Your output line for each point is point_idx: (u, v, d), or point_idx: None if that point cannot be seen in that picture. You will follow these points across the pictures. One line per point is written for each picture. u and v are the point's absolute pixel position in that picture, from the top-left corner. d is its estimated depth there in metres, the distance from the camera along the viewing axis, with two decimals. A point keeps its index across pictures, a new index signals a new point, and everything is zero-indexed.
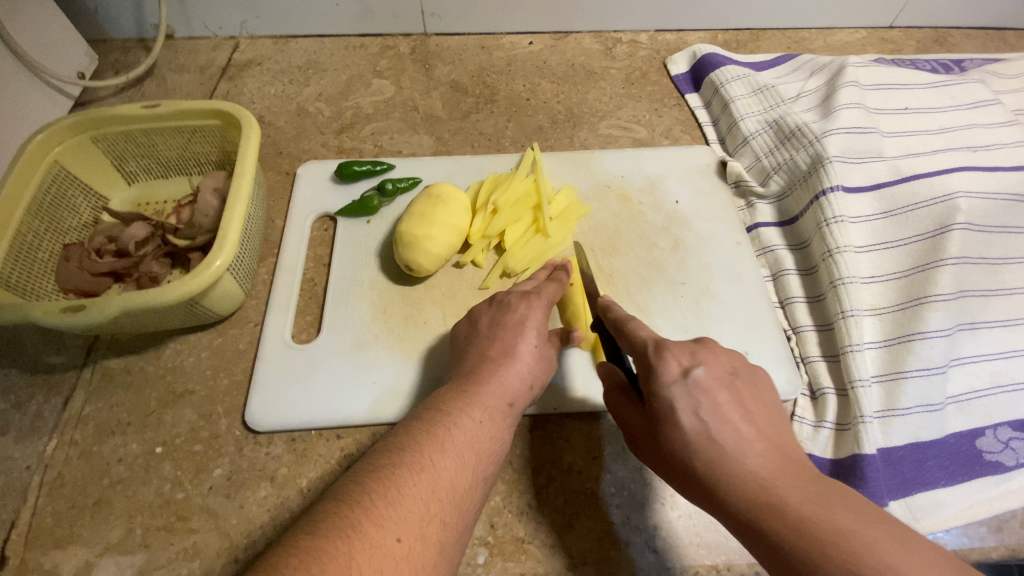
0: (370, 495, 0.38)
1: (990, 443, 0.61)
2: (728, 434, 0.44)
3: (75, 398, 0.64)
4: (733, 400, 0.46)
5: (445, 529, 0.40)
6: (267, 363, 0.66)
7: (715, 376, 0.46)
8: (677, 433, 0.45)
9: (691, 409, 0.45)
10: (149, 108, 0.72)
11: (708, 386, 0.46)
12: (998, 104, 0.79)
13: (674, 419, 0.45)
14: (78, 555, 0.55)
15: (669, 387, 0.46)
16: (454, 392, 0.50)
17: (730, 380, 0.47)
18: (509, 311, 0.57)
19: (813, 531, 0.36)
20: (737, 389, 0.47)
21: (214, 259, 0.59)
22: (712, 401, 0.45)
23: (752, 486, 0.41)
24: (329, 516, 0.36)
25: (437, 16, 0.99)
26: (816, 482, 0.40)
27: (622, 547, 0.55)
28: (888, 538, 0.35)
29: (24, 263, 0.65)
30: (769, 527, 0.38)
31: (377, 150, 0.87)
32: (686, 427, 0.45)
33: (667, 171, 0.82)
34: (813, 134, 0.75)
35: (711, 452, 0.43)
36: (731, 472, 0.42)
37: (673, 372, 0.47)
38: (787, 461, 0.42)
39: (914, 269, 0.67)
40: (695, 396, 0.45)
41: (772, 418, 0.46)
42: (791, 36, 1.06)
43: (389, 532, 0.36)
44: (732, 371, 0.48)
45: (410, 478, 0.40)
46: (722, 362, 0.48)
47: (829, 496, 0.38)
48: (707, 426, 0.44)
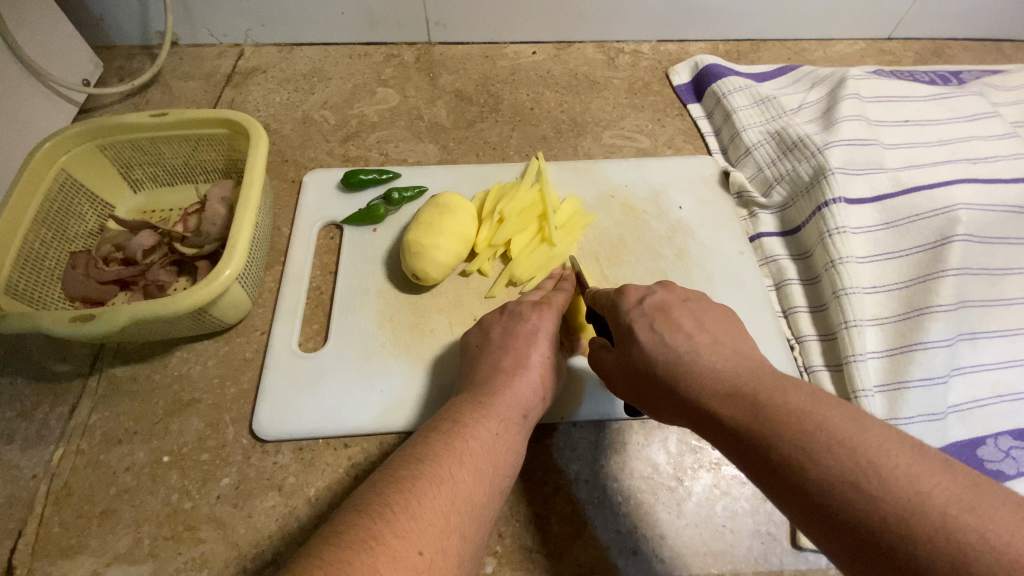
0: (392, 507, 0.38)
1: (991, 453, 0.62)
2: (681, 341, 0.46)
3: (81, 407, 0.64)
4: (689, 316, 0.48)
5: (464, 541, 0.40)
6: (275, 371, 0.66)
7: (668, 298, 0.50)
8: (636, 347, 0.48)
9: (647, 324, 0.48)
10: (157, 117, 0.73)
11: (662, 306, 0.50)
12: (997, 117, 0.80)
13: (633, 338, 0.49)
14: (86, 565, 0.55)
15: (628, 312, 0.51)
16: (470, 403, 0.51)
17: (683, 301, 0.50)
18: (521, 321, 0.58)
19: (765, 414, 0.38)
20: (693, 310, 0.49)
21: (224, 268, 0.59)
22: (665, 317, 0.48)
23: (711, 382, 0.42)
24: (352, 526, 0.36)
25: (441, 26, 1.00)
26: (776, 376, 0.41)
27: (628, 557, 0.56)
28: (842, 419, 0.35)
29: (31, 271, 0.65)
30: (726, 416, 0.40)
31: (382, 159, 0.87)
32: (643, 341, 0.47)
33: (670, 181, 0.83)
34: (815, 145, 0.76)
35: (669, 357, 0.45)
36: (690, 374, 0.44)
37: (631, 301, 0.51)
38: (746, 361, 0.43)
39: (915, 279, 0.68)
40: (650, 315, 0.49)
41: (731, 332, 0.48)
42: (791, 47, 1.07)
43: (411, 545, 0.36)
44: (686, 297, 0.51)
45: (431, 490, 0.40)
46: (677, 292, 0.52)
47: (785, 384, 0.39)
48: (661, 336, 0.47)
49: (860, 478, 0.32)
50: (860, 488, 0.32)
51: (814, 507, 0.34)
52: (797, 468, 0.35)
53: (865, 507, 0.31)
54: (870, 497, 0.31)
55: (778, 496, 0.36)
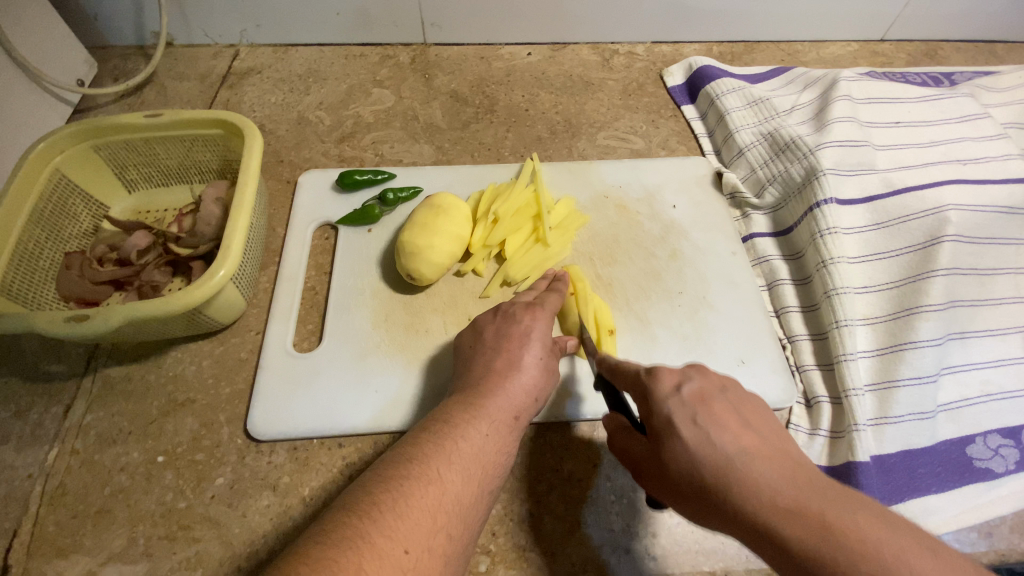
0: (379, 506, 0.39)
1: (980, 451, 0.63)
2: (730, 442, 0.41)
3: (76, 407, 0.64)
4: (731, 410, 0.43)
5: (451, 540, 0.41)
6: (270, 371, 0.66)
7: (707, 386, 0.45)
8: (677, 444, 0.42)
9: (689, 418, 0.43)
10: (152, 117, 0.73)
11: (703, 396, 0.44)
12: (987, 118, 0.81)
13: (674, 432, 0.43)
14: (81, 564, 0.55)
15: (666, 401, 0.44)
16: (460, 404, 0.51)
17: (723, 390, 0.45)
18: (514, 323, 0.58)
19: (841, 543, 0.34)
20: (734, 400, 0.44)
21: (219, 268, 0.59)
22: (708, 408, 0.43)
23: (768, 496, 0.37)
24: (339, 524, 0.37)
25: (437, 27, 1.00)
26: (836, 489, 0.37)
27: (622, 554, 0.56)
28: (919, 551, 0.33)
29: (25, 272, 0.65)
30: (790, 539, 0.35)
31: (378, 159, 0.87)
32: (687, 439, 0.42)
33: (664, 181, 0.84)
34: (807, 146, 0.76)
35: (719, 464, 0.40)
36: (744, 485, 0.38)
37: (668, 386, 0.45)
38: (797, 467, 0.39)
39: (905, 279, 0.69)
40: (692, 406, 0.43)
41: (773, 426, 0.43)
42: (784, 48, 1.08)
43: (397, 544, 0.37)
44: (724, 384, 0.46)
45: (419, 489, 0.41)
46: (714, 376, 0.46)
47: (846, 498, 0.36)
48: (709, 435, 0.41)
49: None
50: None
51: None
52: None
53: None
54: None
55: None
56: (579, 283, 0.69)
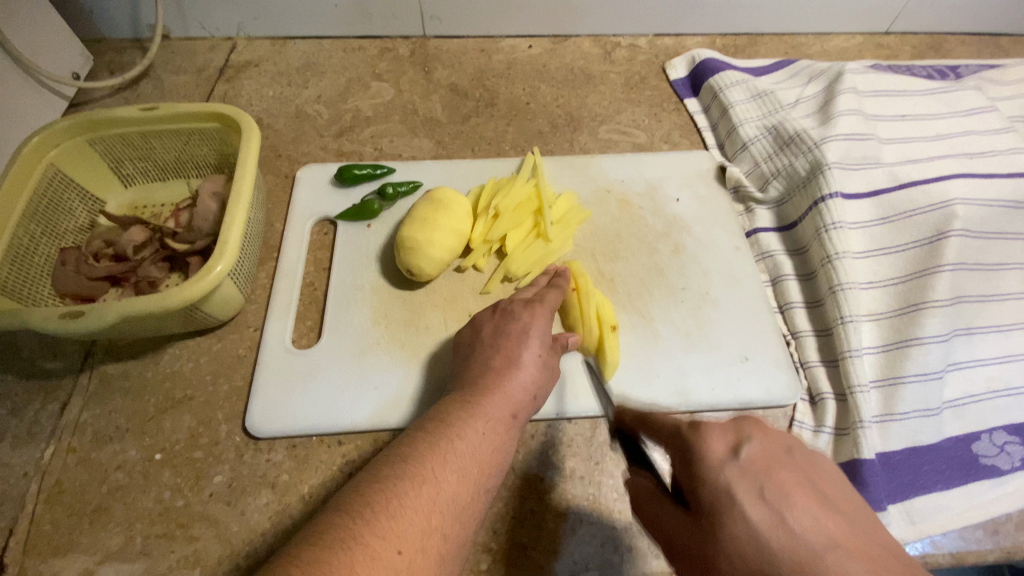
0: (372, 506, 0.38)
1: (986, 447, 0.62)
2: (810, 530, 0.32)
3: (72, 404, 0.63)
4: (803, 482, 0.35)
5: (446, 541, 0.40)
6: (268, 368, 0.65)
7: (769, 449, 0.36)
8: (739, 528, 0.33)
9: (753, 494, 0.34)
10: (147, 111, 0.72)
11: (767, 464, 0.35)
12: (994, 111, 0.80)
13: (734, 512, 0.34)
14: (78, 564, 0.54)
15: (720, 471, 0.36)
16: (457, 403, 0.50)
17: (789, 454, 0.36)
18: (513, 319, 0.58)
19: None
20: (804, 467, 0.36)
21: (216, 263, 0.58)
22: (776, 481, 0.34)
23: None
24: (332, 526, 0.36)
25: (437, 19, 0.99)
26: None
27: (624, 552, 0.56)
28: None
29: (20, 268, 0.65)
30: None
31: (377, 154, 0.86)
32: (753, 524, 0.33)
33: (667, 176, 0.83)
34: (812, 140, 0.75)
35: (799, 560, 0.31)
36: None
37: (720, 450, 0.37)
38: (904, 568, 0.30)
39: (912, 275, 0.68)
40: (756, 477, 0.35)
41: (860, 506, 0.34)
42: (788, 41, 1.07)
43: (390, 544, 0.36)
44: (790, 445, 0.37)
45: (413, 489, 0.40)
46: (775, 434, 0.38)
47: None
48: (781, 520, 0.33)
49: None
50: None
51: None
52: None
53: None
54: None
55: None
56: (581, 279, 0.67)
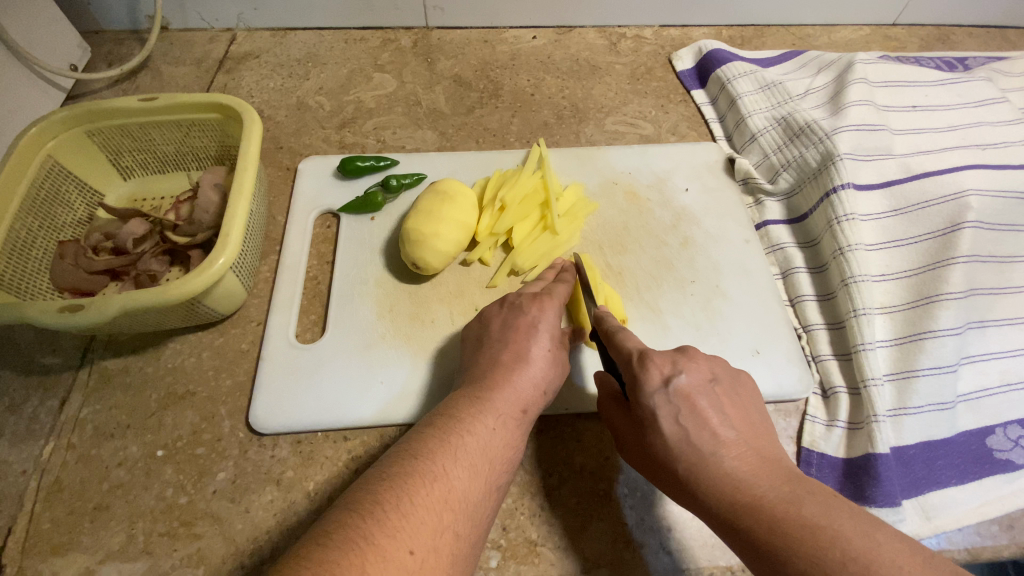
0: (382, 505, 0.37)
1: (999, 441, 0.61)
2: (707, 439, 0.45)
3: (72, 401, 0.62)
4: (713, 405, 0.48)
5: (458, 539, 0.39)
6: (272, 363, 0.64)
7: (694, 382, 0.48)
8: (659, 438, 0.47)
9: (672, 415, 0.47)
10: (147, 101, 0.70)
11: (689, 393, 0.48)
12: (1005, 102, 0.79)
13: (657, 427, 0.48)
14: (78, 562, 0.53)
15: (652, 395, 0.48)
16: (466, 398, 0.49)
17: (709, 386, 0.49)
18: (521, 313, 0.56)
19: (781, 530, 0.37)
20: (717, 396, 0.48)
21: (218, 257, 0.57)
22: (692, 407, 0.47)
23: (728, 487, 0.43)
24: (342, 525, 0.35)
25: (439, 10, 0.98)
26: (791, 481, 0.41)
27: (636, 549, 0.55)
28: (854, 531, 0.36)
29: (18, 261, 0.63)
30: (743, 525, 0.40)
31: (380, 146, 0.85)
32: (668, 435, 0.47)
33: (675, 168, 0.82)
34: (823, 131, 0.74)
35: (692, 456, 0.45)
36: (710, 474, 0.44)
37: (656, 380, 0.48)
38: (763, 461, 0.44)
39: (924, 267, 0.67)
40: (676, 403, 0.47)
41: (750, 423, 0.48)
42: (795, 32, 1.06)
43: (402, 544, 0.35)
44: (713, 378, 0.50)
45: (424, 487, 0.39)
46: (702, 370, 0.50)
47: (801, 494, 0.40)
48: (687, 432, 0.46)
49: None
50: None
51: None
52: None
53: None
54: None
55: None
56: (589, 271, 0.66)
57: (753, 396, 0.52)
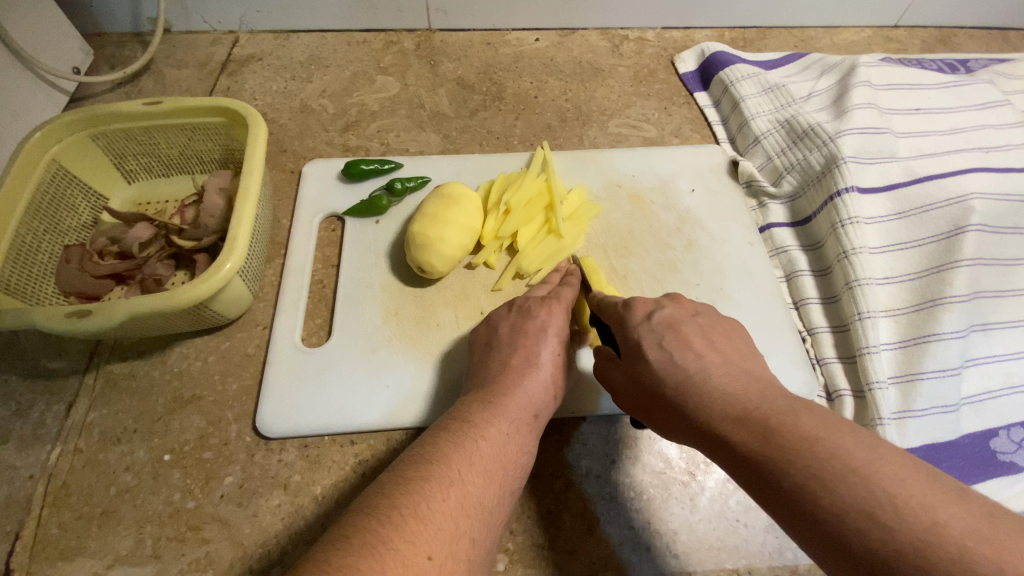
0: (399, 510, 0.37)
1: (1004, 444, 0.61)
2: (692, 361, 0.46)
3: (78, 405, 0.62)
4: (697, 334, 0.49)
5: (474, 545, 0.39)
6: (278, 367, 0.64)
7: (677, 315, 0.51)
8: (645, 365, 0.48)
9: (656, 342, 0.49)
10: (152, 105, 0.70)
11: (671, 323, 0.50)
12: (1008, 105, 0.79)
13: (641, 355, 0.49)
14: (86, 567, 0.53)
15: (636, 328, 0.51)
16: (479, 403, 0.49)
17: (691, 319, 0.51)
18: (530, 317, 0.57)
19: (779, 441, 0.38)
20: (700, 327, 0.50)
21: (225, 261, 0.57)
22: (675, 335, 0.49)
23: (721, 403, 0.43)
24: (360, 530, 0.35)
25: (442, 12, 0.98)
26: (787, 398, 0.41)
27: (643, 552, 0.55)
28: (853, 444, 0.36)
29: (23, 266, 0.63)
30: (736, 437, 0.40)
31: (383, 149, 0.85)
32: (653, 359, 0.48)
33: (678, 170, 0.82)
34: (827, 134, 0.74)
35: (679, 377, 0.46)
36: (698, 394, 0.44)
37: (640, 315, 0.51)
38: (755, 382, 0.44)
39: (928, 270, 0.68)
40: (659, 331, 0.49)
41: (739, 354, 0.49)
42: (797, 34, 1.06)
43: (420, 550, 0.35)
44: (694, 315, 0.52)
45: (440, 493, 0.39)
46: (685, 309, 0.52)
47: (797, 408, 0.40)
48: (672, 354, 0.47)
49: (873, 502, 0.33)
50: (876, 516, 0.32)
51: (818, 536, 0.34)
52: (810, 496, 0.35)
53: (880, 535, 0.31)
54: (886, 527, 0.31)
55: (788, 521, 0.36)
56: (592, 273, 0.66)
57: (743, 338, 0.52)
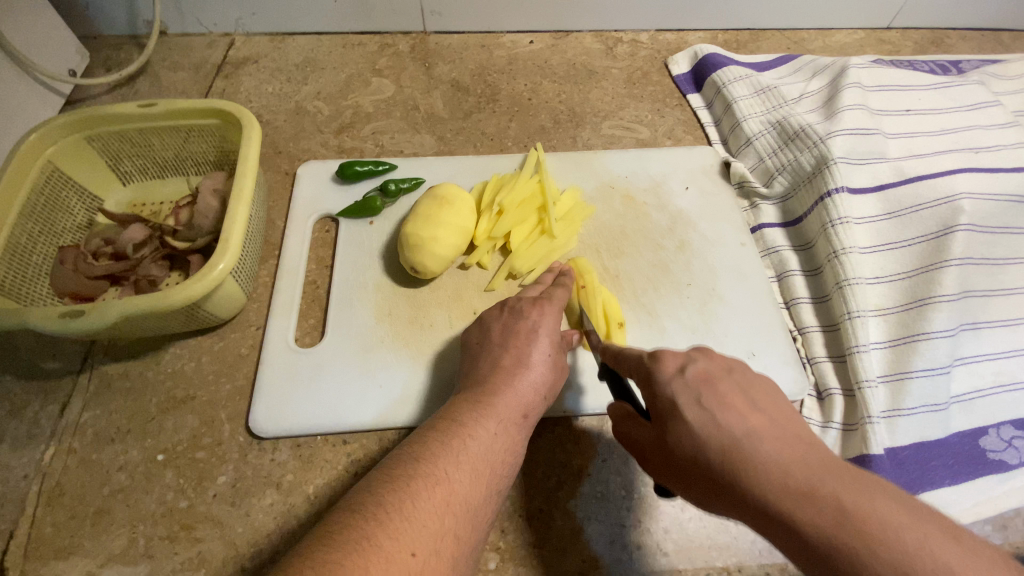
0: (385, 507, 0.37)
1: (993, 442, 0.62)
2: (737, 423, 0.40)
3: (72, 405, 0.62)
4: (737, 391, 0.42)
5: (459, 543, 0.40)
6: (272, 367, 0.65)
7: (711, 367, 0.44)
8: (682, 427, 0.42)
9: (693, 399, 0.42)
10: (146, 107, 0.71)
11: (707, 377, 0.43)
12: (998, 106, 0.80)
13: (678, 415, 0.42)
14: (79, 566, 0.53)
15: (669, 383, 0.44)
16: (469, 403, 0.50)
17: (729, 372, 0.44)
18: (522, 318, 0.57)
19: (860, 534, 0.32)
20: (741, 382, 0.43)
21: (218, 262, 0.57)
22: (713, 391, 0.42)
23: (778, 476, 0.36)
24: (345, 526, 0.35)
25: (437, 15, 0.98)
26: (854, 471, 0.36)
27: (633, 550, 0.55)
28: (944, 542, 0.32)
29: (18, 266, 0.64)
30: (797, 520, 0.34)
31: (378, 150, 0.85)
32: (691, 421, 0.41)
33: (671, 171, 0.82)
34: (817, 134, 0.75)
35: (724, 442, 0.39)
36: (748, 463, 0.38)
37: (670, 369, 0.45)
38: (813, 448, 0.38)
39: (918, 269, 0.68)
40: (695, 388, 0.43)
41: (786, 408, 0.42)
42: (790, 36, 1.07)
43: (404, 546, 0.35)
44: (730, 365, 0.45)
45: (426, 490, 0.40)
46: (719, 357, 0.45)
47: (868, 486, 0.34)
48: (712, 415, 0.41)
49: None
50: None
51: None
52: None
53: None
54: None
55: None
56: (585, 276, 0.67)
57: None
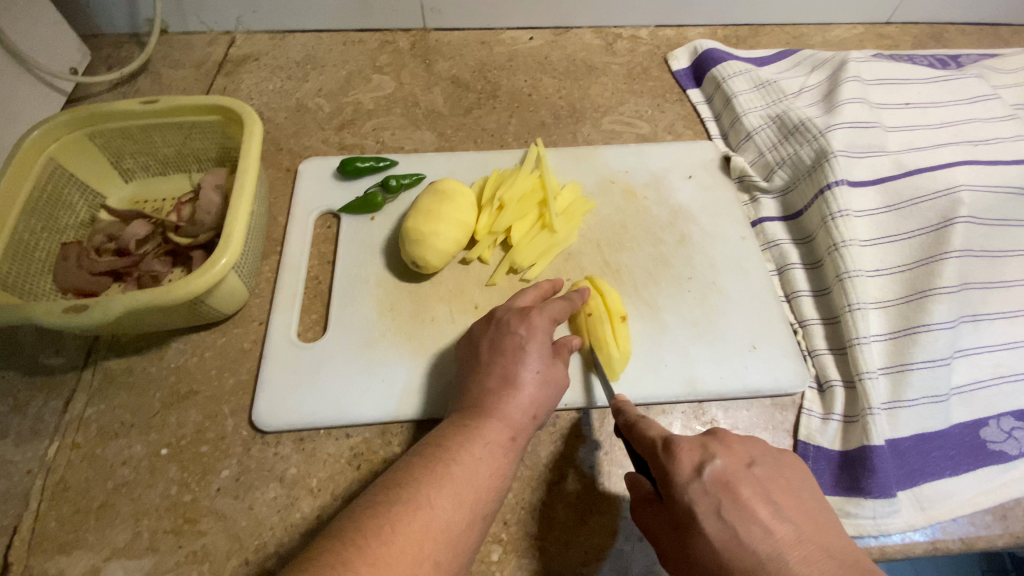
0: (364, 533, 0.39)
1: (993, 433, 0.62)
2: (760, 538, 0.39)
3: (76, 401, 0.62)
4: (758, 494, 0.42)
5: (439, 568, 0.40)
6: (275, 361, 0.65)
7: (731, 466, 0.43)
8: (703, 542, 0.40)
9: (713, 510, 0.41)
10: (148, 104, 0.71)
11: (727, 479, 0.42)
12: (997, 99, 0.80)
13: (697, 525, 0.41)
14: (84, 560, 0.54)
15: (686, 487, 0.42)
16: (457, 427, 0.50)
17: (748, 469, 0.43)
18: (508, 334, 0.56)
19: None
20: (761, 482, 0.43)
21: (220, 257, 0.58)
22: (734, 497, 0.41)
23: None
24: (324, 552, 0.37)
25: (437, 12, 0.99)
26: None
27: (635, 542, 0.55)
28: None
29: (21, 263, 0.64)
30: None
31: (379, 146, 0.86)
32: (712, 535, 0.40)
33: (671, 166, 0.82)
34: (817, 129, 0.75)
35: (748, 561, 0.38)
36: None
37: (687, 470, 0.43)
38: (840, 564, 0.37)
39: (918, 262, 0.68)
40: (714, 494, 0.41)
41: (809, 513, 0.42)
42: (789, 31, 1.07)
43: (379, 572, 0.37)
44: (749, 460, 0.44)
45: (406, 516, 0.41)
46: (737, 451, 0.45)
47: None
48: (734, 530, 0.40)
49: None
50: None
51: None
52: None
53: None
54: None
55: None
56: (592, 302, 0.65)
57: (800, 475, 0.46)
